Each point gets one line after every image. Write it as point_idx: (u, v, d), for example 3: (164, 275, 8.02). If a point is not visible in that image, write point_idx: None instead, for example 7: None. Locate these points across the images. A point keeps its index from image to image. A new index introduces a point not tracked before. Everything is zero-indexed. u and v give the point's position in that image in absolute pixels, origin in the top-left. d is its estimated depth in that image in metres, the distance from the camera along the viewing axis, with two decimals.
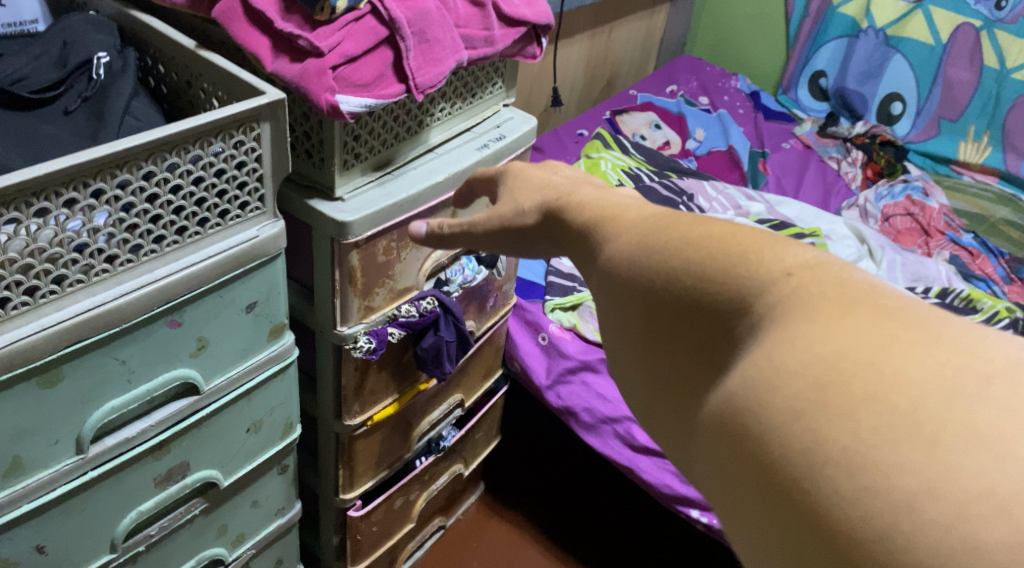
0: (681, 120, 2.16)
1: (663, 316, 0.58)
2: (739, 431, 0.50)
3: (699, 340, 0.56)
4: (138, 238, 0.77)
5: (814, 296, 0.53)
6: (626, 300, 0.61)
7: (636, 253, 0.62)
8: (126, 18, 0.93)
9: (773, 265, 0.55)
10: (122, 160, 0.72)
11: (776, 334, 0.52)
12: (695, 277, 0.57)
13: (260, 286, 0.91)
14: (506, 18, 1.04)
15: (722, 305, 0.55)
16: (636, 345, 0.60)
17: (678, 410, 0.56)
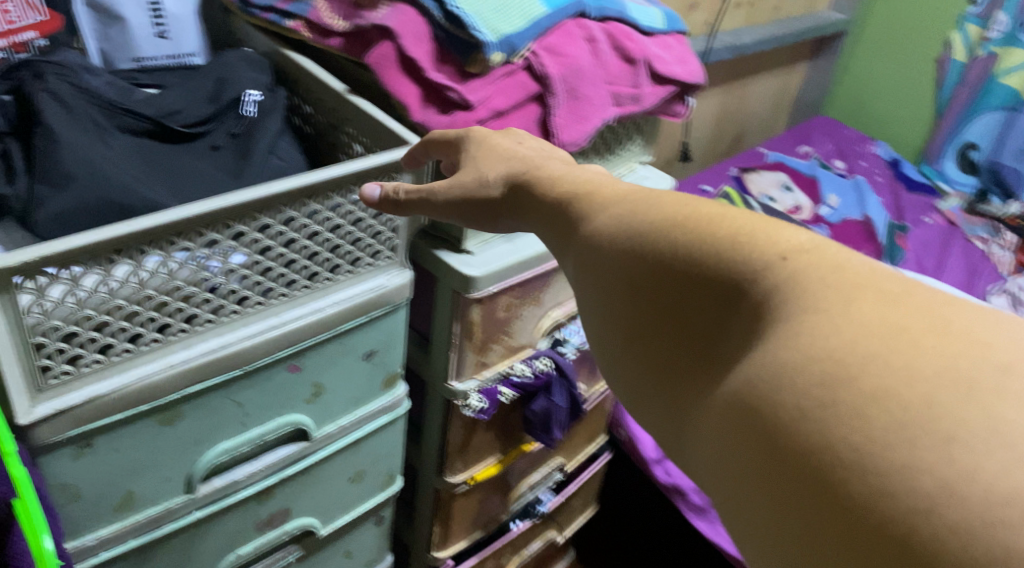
0: (814, 181, 2.00)
1: (660, 291, 0.51)
2: (756, 413, 0.42)
3: (702, 314, 0.49)
4: (270, 281, 0.77)
5: (813, 274, 0.46)
6: (609, 276, 0.55)
7: (620, 230, 0.56)
8: (278, 56, 0.94)
9: (771, 245, 0.48)
10: (266, 205, 0.72)
11: (792, 317, 0.45)
12: (696, 249, 0.50)
13: (381, 335, 0.89)
14: (657, 76, 1.01)
15: (728, 279, 0.48)
16: (634, 326, 0.53)
17: (679, 393, 0.49)
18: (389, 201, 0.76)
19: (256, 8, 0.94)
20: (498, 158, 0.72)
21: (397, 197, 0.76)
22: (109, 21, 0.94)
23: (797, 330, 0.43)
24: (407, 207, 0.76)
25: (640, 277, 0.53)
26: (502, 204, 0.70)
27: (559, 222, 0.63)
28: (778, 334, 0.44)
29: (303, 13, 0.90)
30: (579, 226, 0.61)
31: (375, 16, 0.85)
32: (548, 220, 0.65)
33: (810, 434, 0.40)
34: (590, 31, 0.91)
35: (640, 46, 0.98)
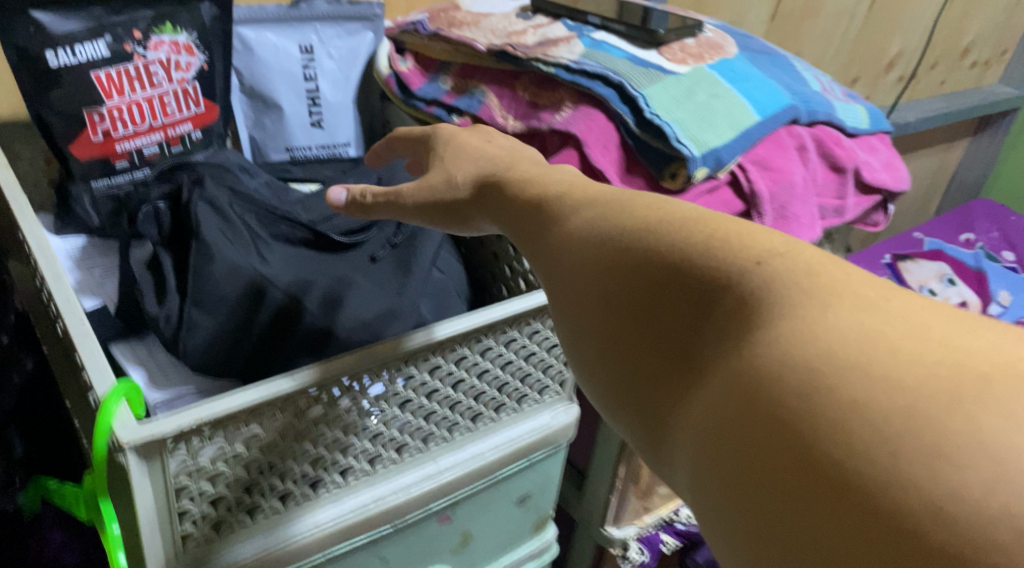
0: (981, 274, 1.76)
1: (641, 284, 0.45)
2: (773, 407, 0.37)
3: (670, 315, 0.43)
4: (431, 425, 0.67)
5: (791, 282, 0.41)
6: (576, 277, 0.49)
7: (594, 229, 0.49)
8: None
9: (744, 248, 0.43)
10: (439, 345, 0.62)
11: (773, 320, 0.40)
12: (647, 242, 0.46)
13: (538, 477, 0.79)
14: (862, 184, 0.88)
15: (684, 271, 0.43)
16: (601, 315, 0.47)
17: (653, 385, 0.44)
18: (359, 204, 0.64)
19: (418, 99, 0.87)
20: (470, 159, 0.60)
21: (362, 200, 0.64)
22: (266, 109, 0.88)
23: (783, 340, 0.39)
24: (375, 206, 0.63)
25: (621, 273, 0.46)
26: (470, 206, 0.58)
27: (527, 222, 0.54)
28: (773, 325, 0.39)
29: (471, 108, 0.82)
30: (525, 219, 0.54)
31: (555, 118, 0.76)
32: (511, 226, 0.55)
33: (857, 438, 0.35)
34: (802, 138, 0.79)
35: (849, 153, 0.85)
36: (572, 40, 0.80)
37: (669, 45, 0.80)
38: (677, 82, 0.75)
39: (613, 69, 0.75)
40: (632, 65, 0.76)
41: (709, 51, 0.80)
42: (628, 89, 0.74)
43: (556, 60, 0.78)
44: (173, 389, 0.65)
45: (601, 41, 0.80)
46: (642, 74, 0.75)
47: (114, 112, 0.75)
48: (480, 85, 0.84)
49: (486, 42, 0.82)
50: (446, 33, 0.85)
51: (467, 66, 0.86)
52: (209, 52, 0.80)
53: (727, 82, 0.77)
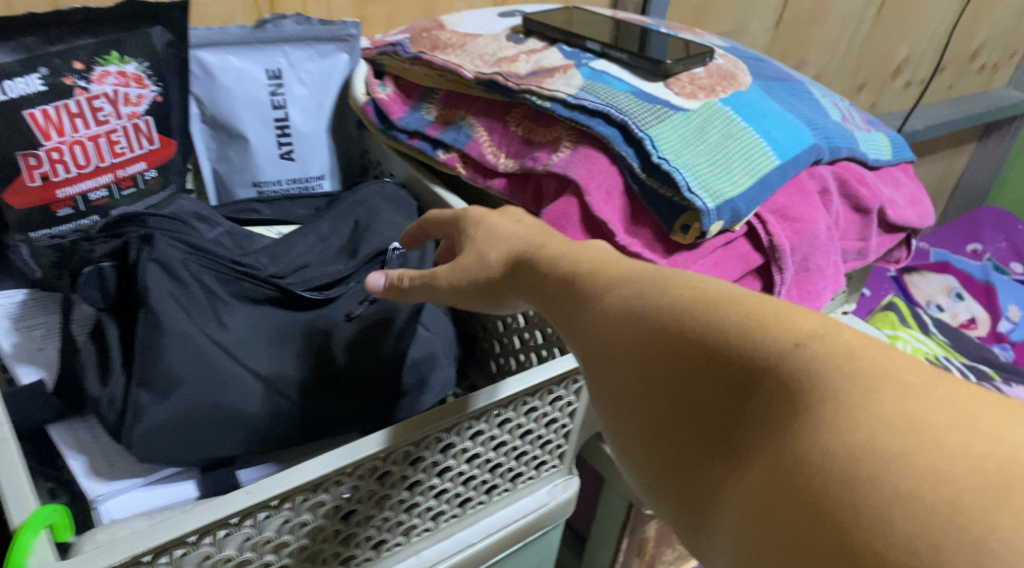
0: (990, 289, 1.66)
1: (669, 358, 0.40)
2: (811, 493, 0.34)
3: (701, 394, 0.39)
4: (415, 518, 0.61)
5: (835, 364, 0.36)
6: (604, 353, 0.43)
7: (624, 303, 0.43)
8: (422, 190, 0.78)
9: (783, 326, 0.38)
10: (417, 437, 0.56)
11: (815, 407, 0.35)
12: (677, 312, 0.41)
13: (535, 556, 0.72)
14: (886, 223, 0.79)
15: (721, 354, 0.38)
16: (625, 391, 0.42)
17: (685, 468, 0.39)
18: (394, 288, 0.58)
19: (399, 130, 0.78)
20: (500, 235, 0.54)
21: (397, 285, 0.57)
22: (231, 141, 0.80)
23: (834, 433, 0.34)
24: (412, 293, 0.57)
25: (648, 346, 0.41)
26: (503, 284, 0.52)
27: (553, 293, 0.48)
28: (816, 414, 0.35)
29: (458, 144, 0.74)
30: (551, 291, 0.49)
31: (552, 159, 0.68)
32: (533, 295, 0.50)
33: (877, 527, 0.32)
34: (825, 180, 0.71)
35: (875, 191, 0.75)
36: (570, 70, 0.72)
37: (677, 76, 0.72)
38: (687, 120, 0.68)
39: (616, 106, 0.67)
40: (637, 100, 0.68)
41: (722, 83, 0.72)
42: (633, 130, 0.66)
43: (551, 93, 0.70)
44: (119, 482, 0.58)
45: (602, 71, 0.72)
46: (648, 111, 0.67)
47: (53, 154, 0.66)
48: (468, 116, 0.75)
49: (474, 70, 0.74)
50: (429, 57, 0.77)
51: (453, 94, 0.77)
52: (162, 83, 0.71)
53: (742, 120, 0.68)
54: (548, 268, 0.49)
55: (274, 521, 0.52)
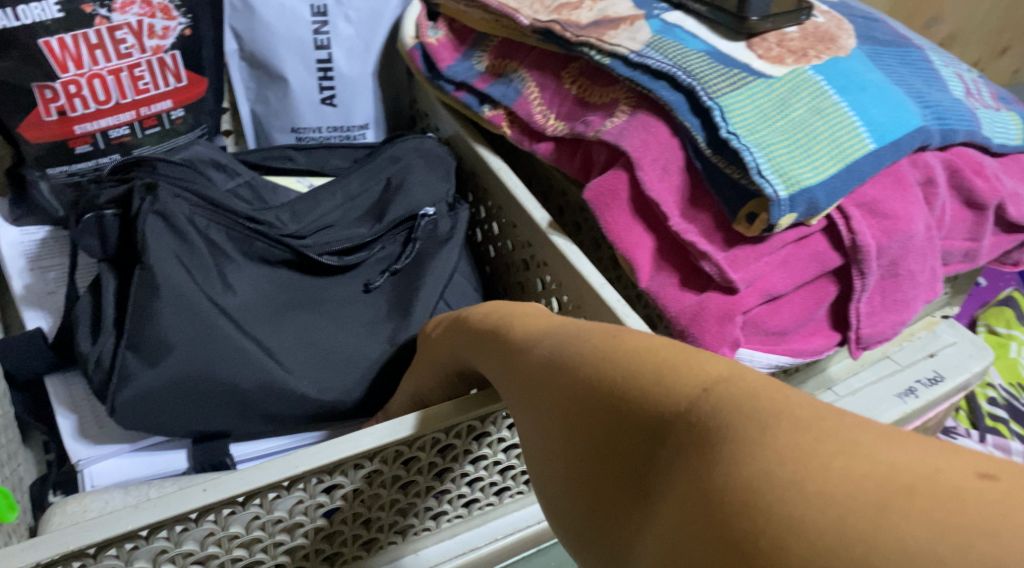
0: None
1: (575, 395, 0.33)
2: (733, 541, 0.26)
3: (614, 435, 0.31)
4: (411, 518, 0.55)
5: (739, 405, 0.28)
6: (521, 400, 0.36)
7: (538, 342, 0.37)
8: (466, 149, 0.70)
9: (693, 366, 0.30)
10: (415, 438, 0.48)
11: (727, 442, 0.27)
12: (587, 345, 0.34)
13: (552, 563, 0.65)
14: (1005, 222, 0.66)
15: (629, 394, 0.31)
16: (544, 442, 0.34)
17: (609, 521, 0.31)
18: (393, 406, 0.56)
19: (446, 80, 0.71)
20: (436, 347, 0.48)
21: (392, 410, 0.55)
22: (270, 82, 0.74)
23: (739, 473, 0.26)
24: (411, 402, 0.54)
25: (553, 384, 0.34)
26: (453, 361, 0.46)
27: (477, 334, 0.42)
28: (724, 452, 0.27)
29: (506, 100, 0.66)
30: (475, 338, 0.42)
31: (604, 125, 0.59)
32: (461, 340, 0.44)
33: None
34: (930, 169, 0.60)
35: (994, 184, 0.63)
36: (638, 22, 0.62)
37: (764, 36, 0.61)
38: (768, 88, 0.57)
39: (685, 67, 0.57)
40: (709, 62, 0.58)
41: (817, 47, 0.61)
42: (700, 97, 0.56)
43: (613, 48, 0.60)
44: (104, 448, 0.57)
45: (674, 25, 0.62)
46: (721, 75, 0.57)
47: (69, 87, 0.62)
48: (520, 69, 0.67)
49: (530, 16, 0.64)
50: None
51: (507, 42, 0.68)
52: (193, 16, 0.66)
53: (836, 92, 0.58)
54: (476, 324, 0.42)
55: (286, 501, 0.47)
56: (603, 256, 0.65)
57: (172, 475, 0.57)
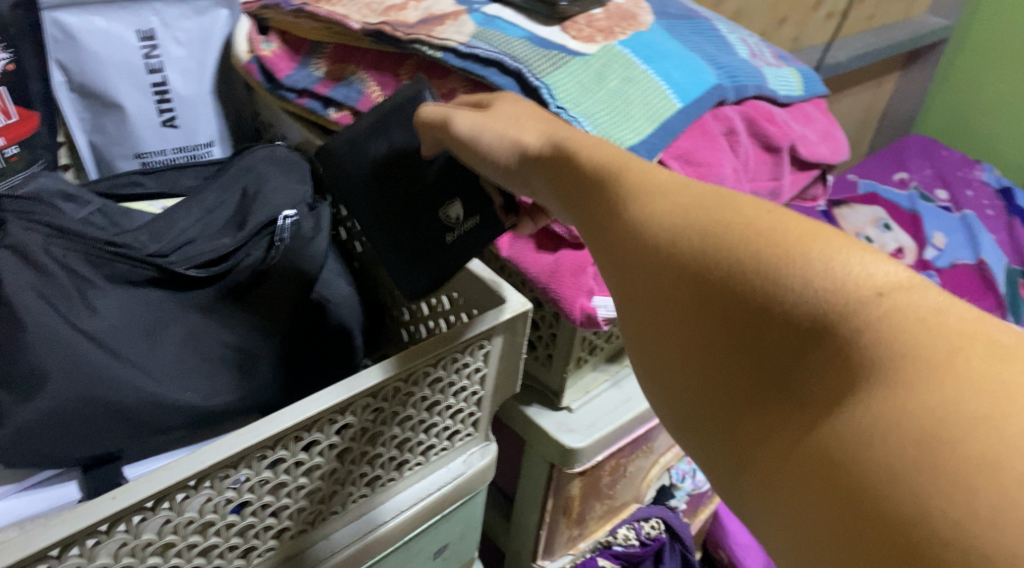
0: (916, 217, 1.67)
1: (722, 303, 0.35)
2: (850, 460, 0.31)
3: (758, 345, 0.35)
4: (319, 503, 0.57)
5: (908, 320, 0.32)
6: (647, 275, 0.39)
7: (672, 216, 0.38)
8: (318, 152, 0.73)
9: (856, 276, 0.33)
10: (313, 420, 0.51)
11: (876, 371, 0.31)
12: (724, 252, 0.36)
13: (455, 527, 0.69)
14: (799, 161, 0.76)
15: (783, 304, 0.34)
16: (655, 337, 0.38)
17: (719, 428, 0.36)
18: (428, 130, 0.53)
19: (287, 90, 0.73)
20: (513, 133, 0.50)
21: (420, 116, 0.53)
22: (105, 110, 0.73)
23: (868, 414, 0.31)
24: (455, 141, 0.51)
25: (694, 283, 0.36)
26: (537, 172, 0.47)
27: (580, 203, 0.43)
28: (875, 394, 0.31)
29: (350, 101, 0.69)
30: (586, 190, 0.43)
31: None
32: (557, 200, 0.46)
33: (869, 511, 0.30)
34: (730, 121, 0.69)
35: (784, 130, 0.73)
36: (461, 17, 0.68)
37: (574, 19, 0.69)
38: (585, 64, 0.64)
39: (510, 53, 0.63)
40: (531, 46, 0.64)
41: (621, 24, 0.69)
42: (528, 78, 0.62)
43: (443, 42, 0.65)
44: None
45: (494, 17, 0.68)
46: (542, 57, 0.63)
47: None
48: (358, 71, 0.70)
49: (360, 20, 0.68)
50: (313, 10, 0.71)
51: (342, 47, 0.72)
52: (14, 50, 0.66)
53: (642, 62, 0.66)
54: (590, 169, 0.43)
55: (195, 501, 0.48)
56: None
57: (66, 505, 0.56)
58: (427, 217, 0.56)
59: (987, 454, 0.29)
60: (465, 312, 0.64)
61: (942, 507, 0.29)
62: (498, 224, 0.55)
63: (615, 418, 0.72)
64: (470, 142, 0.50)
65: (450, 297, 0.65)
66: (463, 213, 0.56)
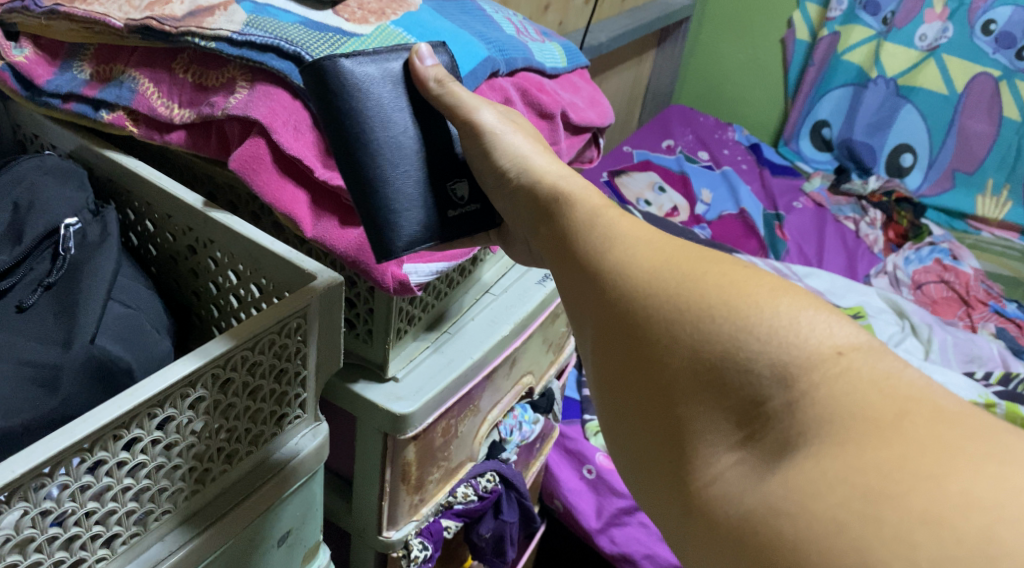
0: (685, 177, 1.84)
1: (690, 362, 0.42)
2: (774, 513, 0.37)
3: (712, 398, 0.41)
4: (149, 504, 0.55)
5: (859, 376, 0.39)
6: (628, 331, 0.45)
7: (655, 287, 0.45)
8: (95, 157, 0.70)
9: (819, 335, 0.40)
10: (129, 418, 0.50)
11: (825, 433, 0.38)
12: (693, 306, 0.43)
13: (295, 510, 0.69)
14: (571, 126, 0.83)
15: (743, 367, 0.41)
16: (624, 386, 0.45)
17: (670, 469, 0.42)
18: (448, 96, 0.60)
19: (50, 95, 0.70)
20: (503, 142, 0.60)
21: (450, 86, 0.60)
22: None
23: (816, 467, 0.37)
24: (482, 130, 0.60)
25: (668, 345, 0.43)
26: (574, 226, 0.52)
27: (573, 264, 0.50)
28: (826, 450, 0.37)
29: (123, 100, 0.68)
30: (588, 260, 0.49)
31: (229, 102, 0.64)
32: (547, 247, 0.54)
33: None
34: (505, 90, 0.74)
35: (555, 98, 0.79)
36: (230, 6, 0.67)
37: (345, 3, 0.71)
38: (361, 45, 0.67)
39: (286, 38, 0.64)
40: (306, 30, 0.65)
41: (391, 6, 0.72)
42: (307, 60, 0.63)
43: (214, 32, 0.64)
44: None
45: (264, 5, 0.68)
46: (320, 40, 0.65)
47: None
48: (128, 70, 0.69)
49: (123, 18, 0.67)
50: (68, 9, 0.68)
51: (106, 47, 0.70)
52: None
53: (416, 39, 0.70)
54: (609, 229, 0.50)
55: (11, 516, 0.46)
56: (265, 225, 0.72)
57: None
58: (440, 192, 0.62)
59: (930, 511, 0.34)
60: (276, 297, 0.64)
61: (885, 560, 0.34)
62: (495, 219, 0.64)
63: (440, 378, 0.75)
64: (495, 141, 0.60)
65: (258, 284, 0.65)
66: (468, 196, 0.63)
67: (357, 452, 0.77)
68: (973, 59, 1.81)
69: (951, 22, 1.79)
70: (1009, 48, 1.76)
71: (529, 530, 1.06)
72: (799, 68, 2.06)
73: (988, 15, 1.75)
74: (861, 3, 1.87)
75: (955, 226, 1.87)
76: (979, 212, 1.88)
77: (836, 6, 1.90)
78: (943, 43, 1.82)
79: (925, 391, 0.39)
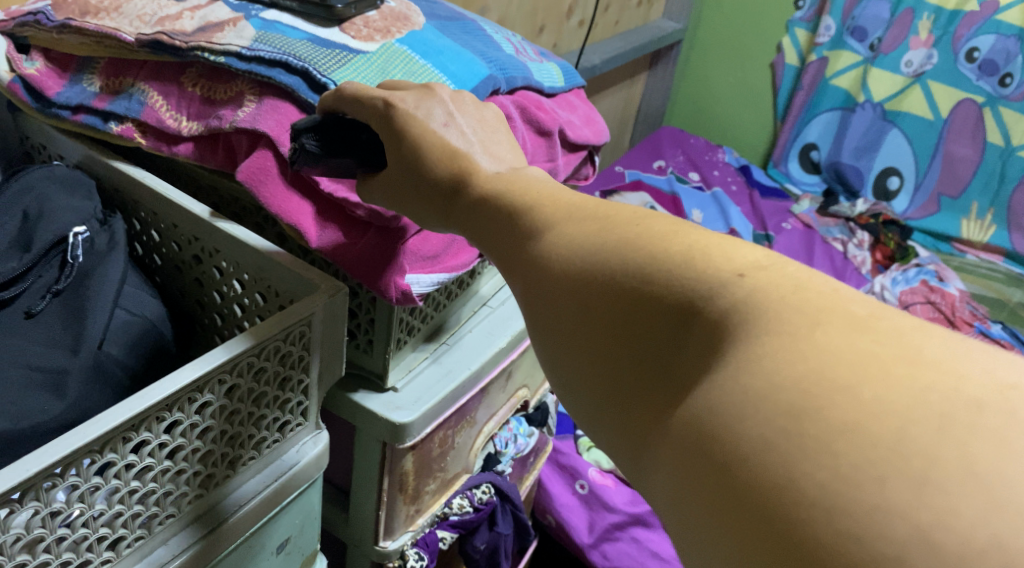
0: (676, 198, 1.87)
1: (617, 294, 0.40)
2: (702, 435, 0.34)
3: (649, 328, 0.38)
4: (152, 507, 0.56)
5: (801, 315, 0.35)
6: (555, 286, 0.43)
7: (578, 240, 0.43)
8: (103, 168, 0.72)
9: (717, 262, 0.38)
10: (139, 420, 0.51)
11: (760, 345, 0.35)
12: (617, 245, 0.41)
13: (296, 517, 0.70)
14: (569, 143, 0.85)
15: (667, 296, 0.38)
16: (564, 341, 0.41)
17: (625, 410, 0.39)
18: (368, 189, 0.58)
19: (59, 107, 0.71)
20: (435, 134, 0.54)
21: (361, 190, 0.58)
22: None
23: (737, 386, 0.34)
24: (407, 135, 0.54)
25: (595, 283, 0.41)
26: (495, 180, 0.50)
27: (497, 235, 0.48)
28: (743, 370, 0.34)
29: (132, 112, 0.69)
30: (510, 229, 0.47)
31: (237, 115, 0.65)
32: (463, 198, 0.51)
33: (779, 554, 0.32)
34: (505, 107, 0.76)
35: (552, 115, 0.81)
36: (240, 22, 0.69)
37: (351, 21, 0.73)
38: (367, 62, 0.69)
39: (295, 53, 0.66)
40: (313, 46, 0.67)
41: (396, 25, 0.74)
42: (315, 75, 0.65)
43: (224, 47, 0.66)
44: None
45: (273, 21, 0.70)
46: (327, 56, 0.67)
47: None
48: (137, 83, 0.70)
49: (134, 32, 0.68)
50: (80, 24, 0.69)
51: (115, 61, 0.72)
52: None
53: (420, 57, 0.72)
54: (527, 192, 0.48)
55: (20, 516, 0.47)
56: (268, 236, 0.73)
57: None
58: None
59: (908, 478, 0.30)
60: (280, 304, 0.65)
61: (810, 471, 0.31)
62: None
63: (440, 389, 0.77)
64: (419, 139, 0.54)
65: (263, 293, 0.66)
66: None
67: (355, 460, 0.78)
68: (957, 84, 1.84)
69: (935, 49, 1.83)
70: (992, 75, 1.79)
71: (522, 544, 1.07)
72: (789, 91, 2.10)
73: (971, 42, 1.79)
74: (849, 29, 1.92)
75: (941, 249, 1.90)
76: (963, 235, 1.91)
77: (823, 32, 1.94)
78: (928, 69, 1.86)
79: (834, 297, 0.36)
